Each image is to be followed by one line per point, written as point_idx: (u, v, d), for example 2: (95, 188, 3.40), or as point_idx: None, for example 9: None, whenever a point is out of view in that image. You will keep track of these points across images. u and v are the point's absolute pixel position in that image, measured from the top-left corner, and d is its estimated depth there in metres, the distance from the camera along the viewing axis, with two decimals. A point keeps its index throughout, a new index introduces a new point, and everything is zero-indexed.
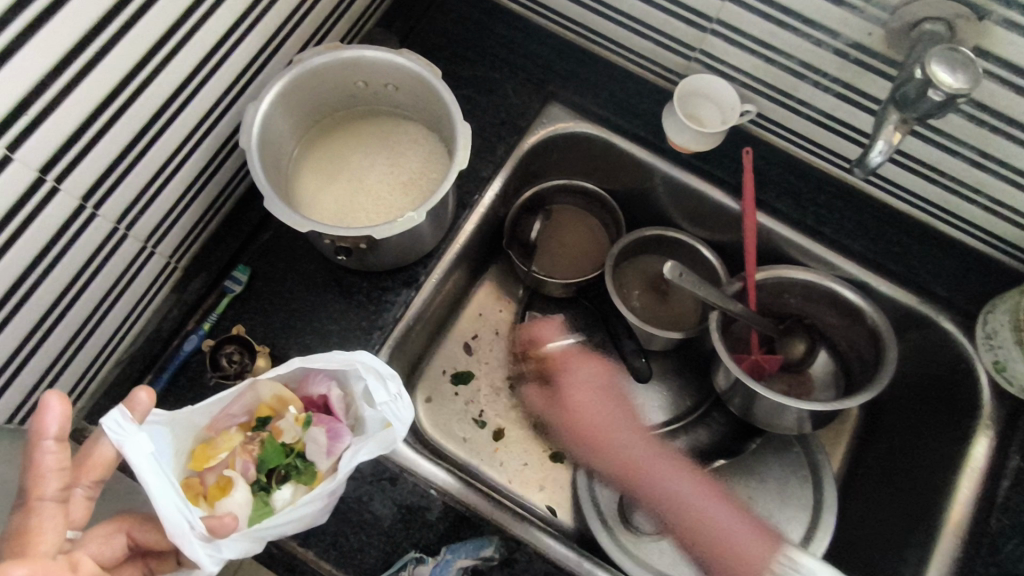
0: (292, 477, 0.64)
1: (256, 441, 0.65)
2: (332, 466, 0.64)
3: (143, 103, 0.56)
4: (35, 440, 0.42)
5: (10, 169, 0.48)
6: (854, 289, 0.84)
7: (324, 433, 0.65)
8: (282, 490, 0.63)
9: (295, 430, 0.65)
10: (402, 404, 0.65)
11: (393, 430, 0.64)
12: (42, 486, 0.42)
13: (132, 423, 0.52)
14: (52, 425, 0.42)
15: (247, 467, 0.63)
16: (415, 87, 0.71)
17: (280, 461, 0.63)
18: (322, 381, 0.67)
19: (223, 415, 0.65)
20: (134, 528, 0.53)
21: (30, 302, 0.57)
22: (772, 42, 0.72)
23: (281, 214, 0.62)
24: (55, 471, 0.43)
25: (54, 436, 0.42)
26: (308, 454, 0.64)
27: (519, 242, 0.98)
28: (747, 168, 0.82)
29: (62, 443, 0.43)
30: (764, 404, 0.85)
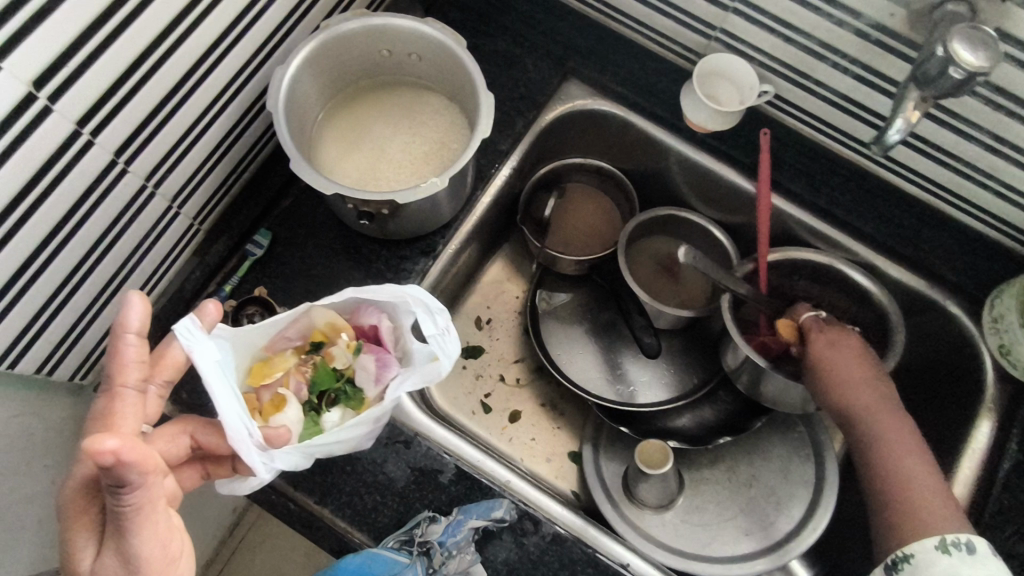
0: (341, 402, 0.63)
1: (310, 363, 0.64)
2: (379, 394, 0.63)
3: (176, 60, 0.57)
4: (118, 332, 0.44)
5: (49, 120, 0.50)
6: (864, 273, 0.86)
7: (372, 361, 0.64)
8: (332, 413, 0.62)
9: (346, 356, 0.65)
10: (450, 338, 0.63)
11: (439, 364, 0.62)
12: (124, 376, 0.45)
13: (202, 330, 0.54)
14: (134, 318, 0.44)
15: (300, 388, 0.62)
16: (439, 56, 0.72)
17: (331, 385, 0.63)
18: (372, 312, 0.67)
19: (280, 337, 0.65)
20: (197, 432, 0.55)
21: (63, 254, 0.58)
22: (793, 22, 0.73)
23: (307, 176, 0.63)
24: (135, 363, 0.45)
25: (136, 328, 0.44)
26: (358, 381, 0.64)
27: (534, 218, 0.99)
28: (763, 149, 0.82)
29: (141, 338, 0.45)
30: (770, 381, 0.86)
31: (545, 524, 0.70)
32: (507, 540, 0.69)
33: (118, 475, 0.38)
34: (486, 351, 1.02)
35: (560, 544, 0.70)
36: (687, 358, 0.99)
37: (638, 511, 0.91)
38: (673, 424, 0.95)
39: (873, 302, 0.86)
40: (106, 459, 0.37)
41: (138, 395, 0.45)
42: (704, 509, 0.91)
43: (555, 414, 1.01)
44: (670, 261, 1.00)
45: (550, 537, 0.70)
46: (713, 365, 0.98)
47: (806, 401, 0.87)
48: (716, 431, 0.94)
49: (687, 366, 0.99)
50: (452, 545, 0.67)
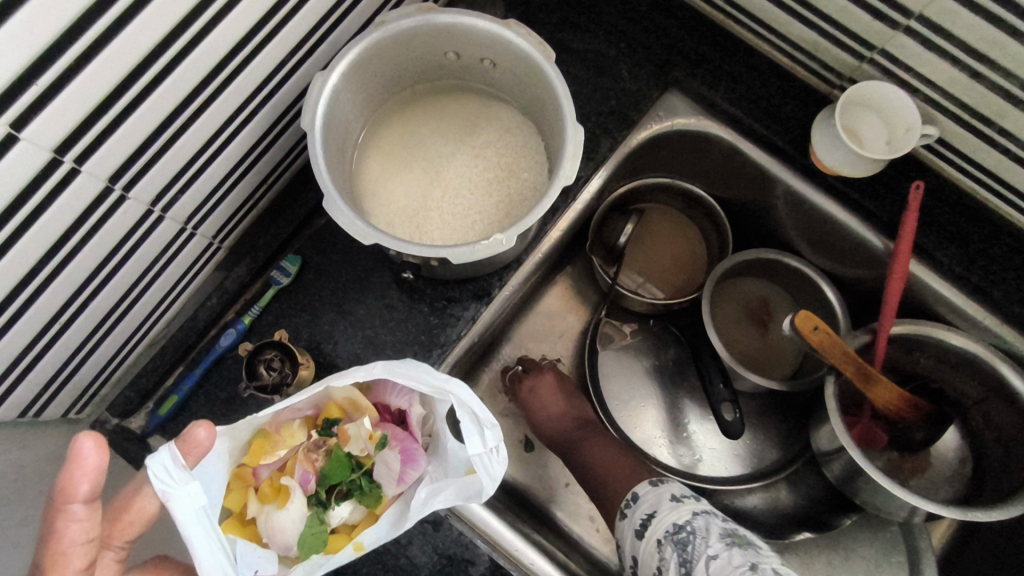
0: (354, 497, 0.55)
1: (322, 449, 0.56)
2: (400, 494, 0.57)
3: (187, 67, 0.44)
4: (60, 504, 0.37)
5: (17, 150, 0.38)
6: (1014, 366, 0.69)
7: (397, 457, 0.56)
8: (342, 509, 0.55)
9: (366, 444, 0.56)
10: (497, 458, 0.55)
11: (479, 481, 0.55)
12: (63, 562, 0.38)
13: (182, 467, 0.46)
14: (82, 485, 0.37)
15: (307, 478, 0.54)
16: (518, 66, 0.58)
17: (344, 478, 0.55)
18: (403, 395, 0.59)
19: (289, 408, 0.56)
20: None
21: (49, 294, 0.48)
22: (992, 55, 0.55)
23: (343, 219, 0.50)
24: (79, 544, 0.38)
25: (83, 499, 0.37)
26: (377, 475, 0.56)
27: (605, 245, 0.85)
28: (913, 206, 0.65)
29: (91, 508, 0.38)
30: (868, 483, 0.72)
31: None
32: None
33: None
34: None
35: None
36: (768, 426, 0.85)
37: None
38: (743, 504, 0.82)
39: (1019, 401, 0.69)
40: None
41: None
42: None
43: None
44: (759, 310, 0.85)
45: None
46: (800, 442, 0.84)
47: (914, 514, 0.71)
48: (795, 522, 0.81)
49: (768, 437, 0.85)
50: None
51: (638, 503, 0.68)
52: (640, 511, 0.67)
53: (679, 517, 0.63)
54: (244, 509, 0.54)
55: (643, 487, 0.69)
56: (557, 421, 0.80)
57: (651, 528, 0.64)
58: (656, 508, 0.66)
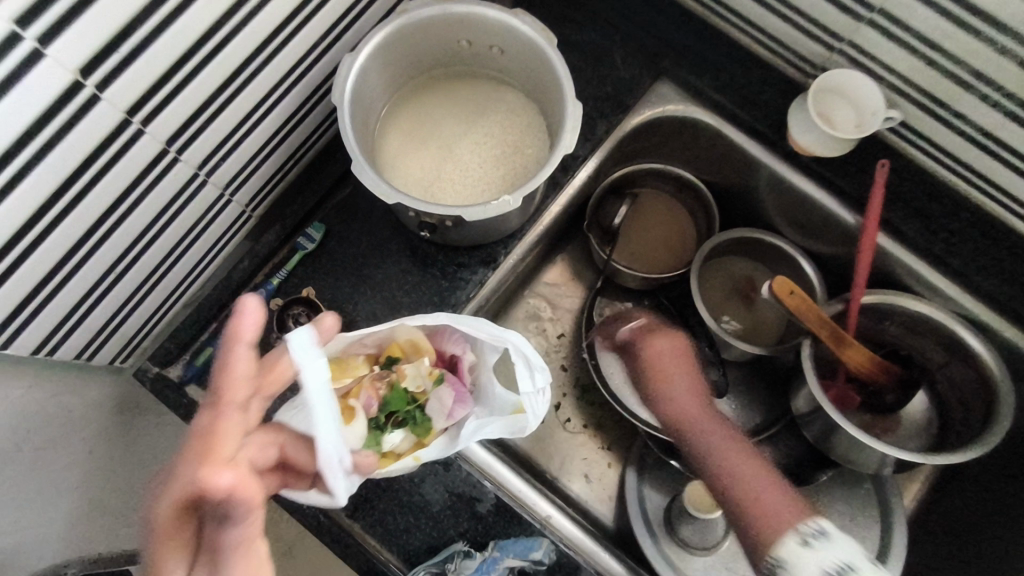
0: (408, 425, 0.62)
1: (385, 380, 0.62)
2: (447, 428, 0.63)
3: (239, 43, 0.52)
4: (229, 344, 0.41)
5: (98, 108, 0.45)
6: (972, 330, 0.75)
7: (450, 395, 0.63)
8: (396, 435, 0.61)
9: (424, 380, 0.63)
10: (542, 400, 0.63)
11: (525, 419, 0.62)
12: (232, 392, 0.41)
13: (314, 345, 0.50)
14: (249, 328, 0.41)
15: (370, 403, 0.60)
16: (523, 52, 0.65)
17: (403, 407, 0.61)
18: (456, 342, 0.65)
19: (358, 342, 0.63)
20: (288, 443, 0.51)
21: (109, 246, 0.55)
22: (942, 44, 0.62)
23: (370, 182, 0.57)
24: (245, 378, 0.41)
25: (250, 339, 0.41)
26: (430, 409, 0.63)
27: (602, 225, 0.91)
28: (878, 183, 0.73)
29: (253, 351, 0.42)
30: (843, 437, 0.78)
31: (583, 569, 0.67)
32: None
33: (221, 511, 0.36)
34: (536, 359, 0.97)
35: None
36: (752, 393, 0.92)
37: (680, 552, 0.86)
38: None
39: (977, 362, 0.76)
40: (219, 495, 0.36)
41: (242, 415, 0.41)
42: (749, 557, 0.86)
43: (602, 435, 0.95)
44: (744, 286, 0.92)
45: None
46: (782, 406, 0.90)
47: (883, 465, 0.77)
48: None
49: (750, 402, 0.92)
50: None
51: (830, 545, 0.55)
52: (831, 558, 0.55)
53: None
54: None
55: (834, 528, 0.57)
56: (682, 388, 0.77)
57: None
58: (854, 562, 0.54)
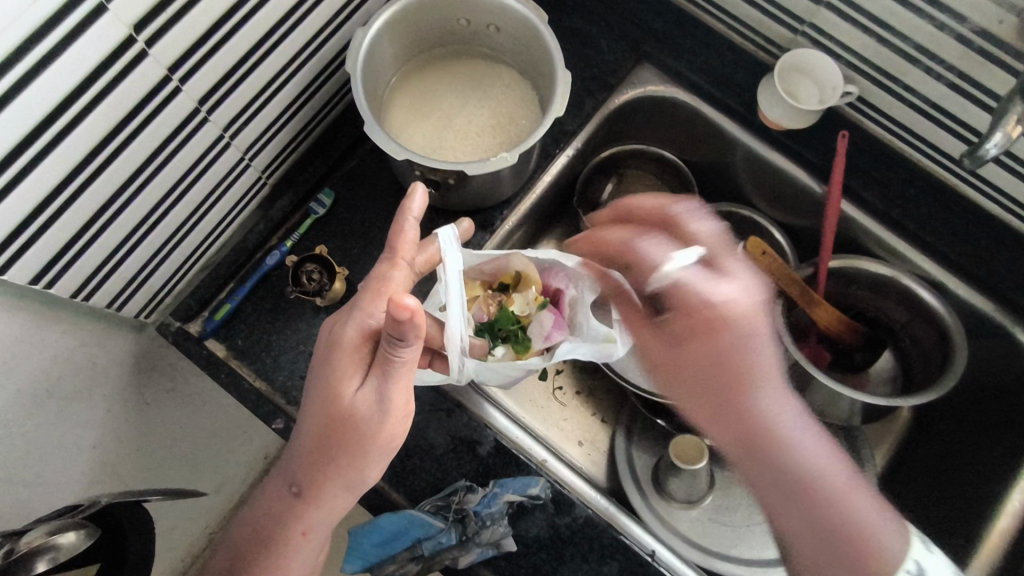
0: (509, 340, 0.73)
1: (496, 300, 0.75)
2: (543, 349, 0.74)
3: (267, 12, 0.58)
4: (401, 217, 0.56)
5: (145, 63, 0.51)
6: (929, 288, 0.83)
7: (549, 321, 0.74)
8: (500, 348, 0.73)
9: (528, 306, 0.75)
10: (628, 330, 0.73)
11: (612, 347, 0.72)
12: (401, 252, 0.56)
13: (455, 243, 0.66)
14: (416, 204, 0.56)
15: (481, 315, 0.74)
16: (517, 29, 0.71)
17: (508, 325, 0.73)
18: (561, 279, 0.77)
19: (478, 270, 0.76)
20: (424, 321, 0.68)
21: (141, 198, 0.60)
22: (891, 21, 0.70)
23: (381, 140, 0.63)
24: (411, 243, 0.56)
25: (416, 216, 0.56)
26: (531, 330, 0.74)
27: (590, 202, 0.98)
28: (840, 152, 0.80)
29: (417, 226, 0.57)
30: (816, 388, 0.84)
31: (577, 507, 0.71)
32: (539, 518, 0.71)
33: (400, 331, 0.47)
34: None
35: (591, 528, 0.71)
36: None
37: (664, 503, 0.91)
38: None
39: (934, 317, 0.83)
40: (403, 315, 0.46)
41: (407, 270, 0.56)
42: (732, 510, 0.92)
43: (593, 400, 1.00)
44: None
45: (582, 519, 0.71)
46: None
47: (853, 414, 0.84)
48: None
49: None
50: (486, 516, 0.69)
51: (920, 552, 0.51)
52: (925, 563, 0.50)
53: None
54: None
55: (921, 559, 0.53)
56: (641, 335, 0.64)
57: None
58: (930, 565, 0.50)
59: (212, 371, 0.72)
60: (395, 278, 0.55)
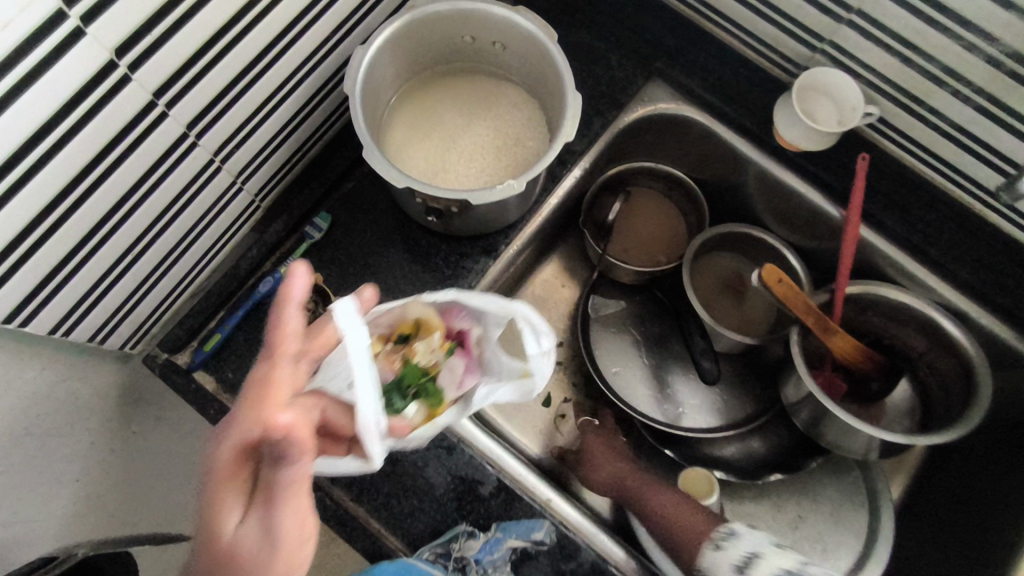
0: (420, 399, 0.56)
1: (396, 356, 0.57)
2: (458, 400, 0.58)
3: (258, 32, 0.54)
4: (280, 304, 0.42)
5: (127, 89, 0.47)
6: (950, 318, 0.79)
7: (461, 365, 0.58)
8: (411, 410, 0.56)
9: (435, 354, 0.57)
10: (549, 358, 0.58)
11: (532, 382, 0.58)
12: (283, 345, 0.41)
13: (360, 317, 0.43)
14: (298, 288, 0.41)
15: (382, 376, 0.56)
16: (525, 47, 0.68)
17: (415, 381, 0.56)
18: (465, 317, 0.59)
19: (363, 321, 0.57)
20: (330, 407, 0.48)
21: (127, 227, 0.57)
22: (917, 42, 0.66)
23: (381, 167, 0.59)
24: (297, 334, 0.42)
25: (299, 302, 0.41)
26: (441, 380, 0.58)
27: (596, 221, 0.94)
28: (860, 175, 0.76)
29: (304, 312, 0.42)
30: (832, 421, 0.80)
31: (583, 552, 0.68)
32: (544, 564, 0.67)
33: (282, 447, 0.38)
34: None
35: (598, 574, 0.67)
36: (743, 384, 0.94)
37: None
38: (719, 453, 0.90)
39: (956, 348, 0.79)
40: (278, 434, 0.38)
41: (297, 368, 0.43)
42: None
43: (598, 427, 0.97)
44: (733, 280, 0.95)
45: (587, 565, 0.68)
46: (772, 395, 0.92)
47: (870, 449, 0.80)
48: (766, 467, 0.89)
49: (742, 393, 0.94)
50: (488, 563, 0.65)
51: (736, 540, 0.71)
52: (740, 550, 0.70)
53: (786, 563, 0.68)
54: None
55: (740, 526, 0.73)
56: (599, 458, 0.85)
57: (756, 567, 0.68)
58: (759, 549, 0.70)
59: (202, 405, 0.69)
60: (281, 382, 0.41)
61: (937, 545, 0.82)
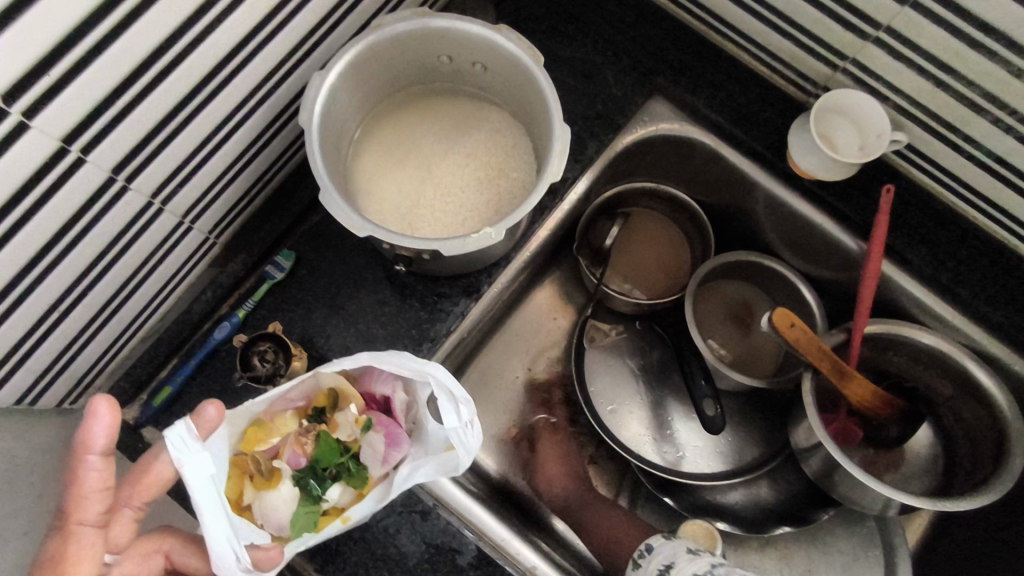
0: (342, 479, 0.58)
1: (312, 433, 0.58)
2: (385, 476, 0.59)
3: (191, 63, 0.46)
4: (80, 453, 0.41)
5: (27, 138, 0.40)
6: (980, 363, 0.71)
7: (382, 440, 0.59)
8: (332, 490, 0.57)
9: (353, 428, 0.59)
10: (472, 432, 0.59)
11: (457, 456, 0.58)
12: (81, 511, 0.42)
13: (194, 445, 0.50)
14: (99, 438, 0.41)
15: (297, 460, 0.57)
16: (507, 70, 0.60)
17: (334, 460, 0.58)
18: (386, 382, 0.61)
19: (281, 399, 0.59)
20: (173, 551, 0.53)
21: (49, 284, 0.50)
22: (954, 65, 0.58)
23: (339, 212, 0.53)
24: (98, 491, 0.42)
25: (99, 451, 0.41)
26: (364, 458, 0.59)
27: (592, 247, 0.87)
28: (884, 209, 0.68)
29: (107, 459, 0.42)
30: (845, 476, 0.73)
31: None
32: None
33: None
34: (521, 391, 0.89)
35: None
36: (749, 421, 0.87)
37: None
38: (721, 500, 0.83)
39: (985, 397, 0.71)
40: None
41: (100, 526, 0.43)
42: None
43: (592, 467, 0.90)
44: (741, 311, 0.87)
45: None
46: (782, 438, 0.85)
47: (888, 506, 0.73)
48: (774, 517, 0.82)
49: (749, 434, 0.86)
50: None
51: (653, 554, 0.70)
52: (658, 561, 0.69)
53: (698, 568, 0.66)
54: (240, 496, 0.57)
55: (656, 540, 0.72)
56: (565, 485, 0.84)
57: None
58: (674, 558, 0.68)
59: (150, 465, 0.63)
60: (82, 552, 0.42)
61: None
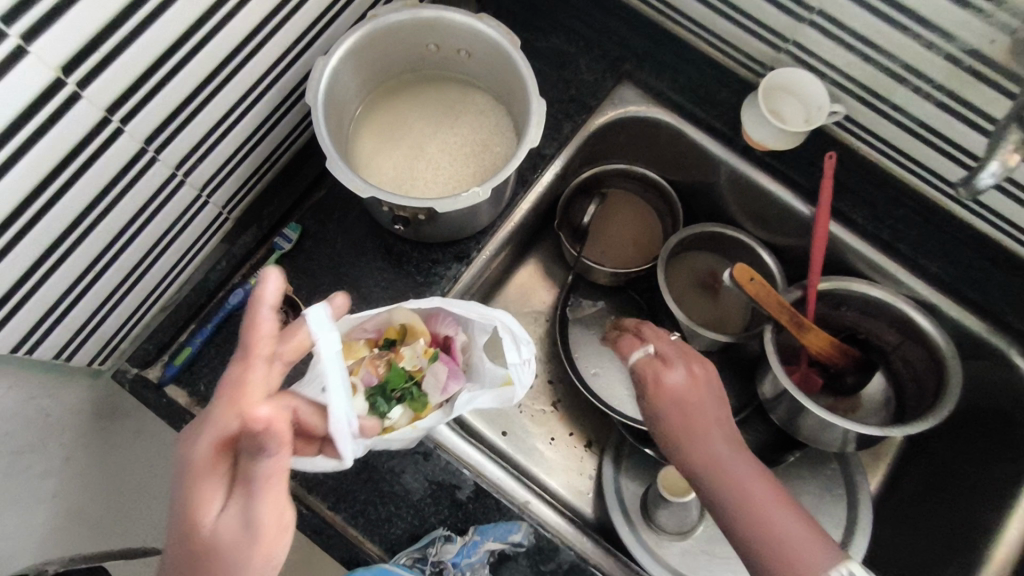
0: (405, 401, 0.64)
1: (383, 359, 0.65)
2: (442, 404, 0.66)
3: (215, 45, 0.54)
4: (254, 304, 0.44)
5: (76, 108, 0.47)
6: (921, 310, 0.79)
7: (445, 371, 0.66)
8: (397, 410, 0.63)
9: (419, 359, 0.66)
10: (528, 369, 0.66)
11: (513, 390, 0.65)
12: (257, 347, 0.44)
13: (329, 322, 0.52)
14: (270, 288, 0.44)
15: (370, 379, 0.64)
16: (489, 56, 0.68)
17: (399, 384, 0.64)
18: (450, 324, 0.69)
19: (358, 327, 0.66)
20: (302, 410, 0.52)
21: (84, 249, 0.56)
22: (876, 41, 0.67)
23: (344, 176, 0.60)
24: (268, 336, 0.44)
25: (271, 301, 0.43)
26: (426, 385, 0.65)
27: (571, 224, 0.94)
28: (828, 172, 0.77)
29: (276, 313, 0.44)
30: (808, 416, 0.81)
31: (562, 552, 0.68)
32: (522, 565, 0.67)
33: (260, 445, 0.40)
34: None
35: None
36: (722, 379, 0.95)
37: (655, 537, 0.85)
38: None
39: (926, 340, 0.80)
40: (258, 427, 0.39)
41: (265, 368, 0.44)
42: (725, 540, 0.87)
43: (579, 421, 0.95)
44: (708, 279, 0.95)
45: (566, 566, 0.67)
46: (750, 392, 0.93)
47: (846, 442, 0.80)
48: None
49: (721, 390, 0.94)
50: (466, 567, 0.65)
51: None
52: None
53: None
54: None
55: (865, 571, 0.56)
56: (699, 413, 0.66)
57: None
58: None
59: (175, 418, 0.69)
60: (251, 383, 0.43)
61: (917, 538, 0.82)
